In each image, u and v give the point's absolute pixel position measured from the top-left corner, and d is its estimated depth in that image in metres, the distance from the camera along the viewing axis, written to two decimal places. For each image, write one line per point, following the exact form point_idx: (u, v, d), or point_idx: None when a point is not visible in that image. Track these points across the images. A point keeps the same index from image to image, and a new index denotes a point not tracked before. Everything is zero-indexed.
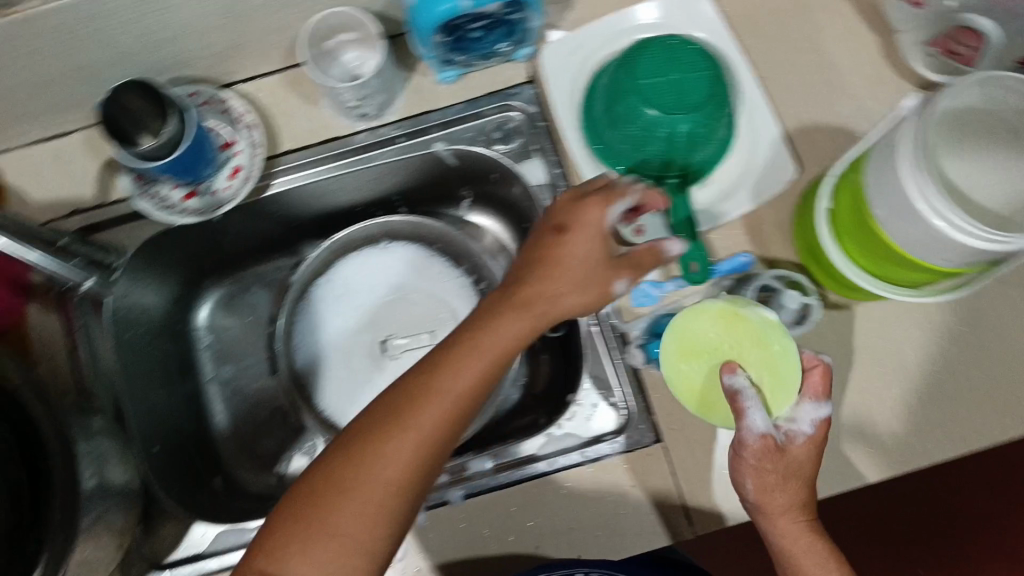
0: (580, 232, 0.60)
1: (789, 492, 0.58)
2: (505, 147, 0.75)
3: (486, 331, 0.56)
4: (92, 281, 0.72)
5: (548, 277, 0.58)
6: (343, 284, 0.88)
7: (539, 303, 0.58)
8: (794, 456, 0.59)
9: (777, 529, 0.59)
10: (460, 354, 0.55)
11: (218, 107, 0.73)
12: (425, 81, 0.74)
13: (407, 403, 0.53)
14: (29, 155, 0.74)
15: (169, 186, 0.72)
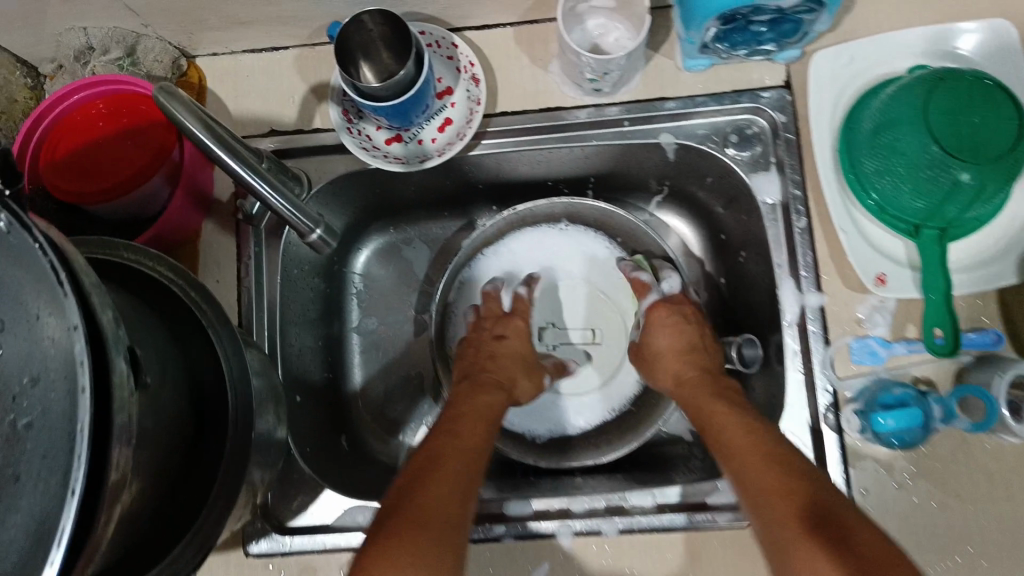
0: (516, 334, 0.73)
1: (720, 403, 0.60)
2: (740, 154, 0.67)
3: (473, 400, 0.64)
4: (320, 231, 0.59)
5: (498, 361, 0.70)
6: (508, 254, 0.81)
7: (497, 377, 0.68)
8: (671, 333, 0.69)
9: (725, 443, 0.56)
10: (462, 421, 0.61)
11: (446, 52, 0.67)
12: (668, 64, 0.67)
13: (455, 439, 0.58)
14: (234, 64, 0.69)
15: (374, 126, 0.67)
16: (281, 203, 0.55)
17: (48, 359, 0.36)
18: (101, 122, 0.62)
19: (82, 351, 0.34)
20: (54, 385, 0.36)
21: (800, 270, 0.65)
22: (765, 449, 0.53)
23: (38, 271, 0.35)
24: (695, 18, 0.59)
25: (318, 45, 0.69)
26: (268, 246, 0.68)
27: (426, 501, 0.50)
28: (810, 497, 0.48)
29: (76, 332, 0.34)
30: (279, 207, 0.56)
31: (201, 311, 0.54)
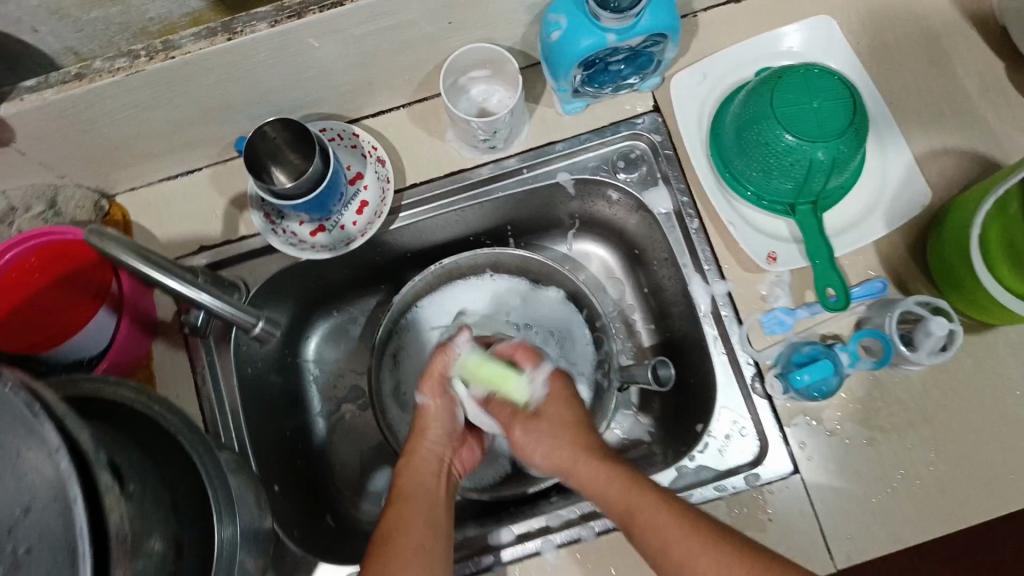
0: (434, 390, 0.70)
1: (635, 487, 0.57)
2: (628, 176, 0.75)
3: (411, 472, 0.66)
4: (262, 324, 0.64)
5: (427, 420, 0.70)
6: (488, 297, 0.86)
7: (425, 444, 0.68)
8: (550, 416, 0.65)
9: (663, 545, 0.53)
10: (421, 493, 0.63)
11: (349, 142, 0.73)
12: (549, 111, 0.74)
13: (426, 509, 0.61)
14: (154, 194, 0.74)
15: (297, 221, 0.72)
16: (232, 310, 0.61)
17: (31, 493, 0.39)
18: (36, 275, 0.65)
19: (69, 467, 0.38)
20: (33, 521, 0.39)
21: (702, 265, 0.73)
22: (724, 547, 0.51)
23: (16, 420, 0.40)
24: (561, 69, 0.67)
25: (229, 160, 0.74)
26: (218, 353, 0.72)
27: (403, 552, 0.56)
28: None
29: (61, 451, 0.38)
30: (220, 308, 0.60)
31: (168, 421, 0.57)
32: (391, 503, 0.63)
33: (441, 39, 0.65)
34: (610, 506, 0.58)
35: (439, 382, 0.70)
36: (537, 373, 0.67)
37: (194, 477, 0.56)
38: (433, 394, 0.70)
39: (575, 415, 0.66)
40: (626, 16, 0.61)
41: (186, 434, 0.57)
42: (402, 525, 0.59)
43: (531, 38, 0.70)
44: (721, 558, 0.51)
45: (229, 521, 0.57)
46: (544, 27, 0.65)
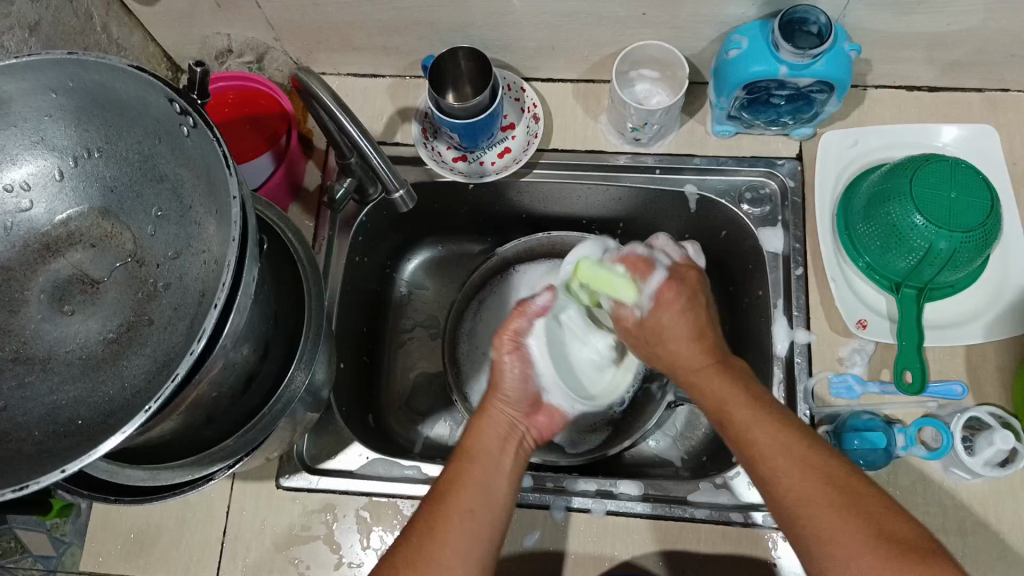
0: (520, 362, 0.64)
1: (726, 382, 0.58)
2: (752, 209, 0.77)
3: (478, 431, 0.61)
4: (401, 192, 0.66)
5: (494, 413, 0.63)
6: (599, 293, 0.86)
7: (499, 419, 0.63)
8: (669, 314, 0.61)
9: (745, 441, 0.54)
10: (486, 454, 0.59)
11: (515, 94, 0.81)
12: (700, 127, 0.79)
13: (487, 484, 0.57)
14: (339, 84, 0.84)
15: (446, 146, 0.80)
16: (382, 165, 0.65)
17: (205, 235, 0.50)
18: (228, 107, 0.76)
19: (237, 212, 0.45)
20: (194, 256, 0.50)
21: (792, 309, 0.74)
22: (800, 451, 0.52)
23: (209, 163, 0.48)
24: (727, 87, 0.71)
25: (409, 77, 0.83)
26: (339, 233, 0.80)
27: (457, 515, 0.54)
28: (879, 513, 0.48)
29: (235, 200, 0.45)
30: (373, 159, 0.64)
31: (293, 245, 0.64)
32: (456, 460, 0.59)
33: (632, 27, 0.72)
34: (705, 398, 0.58)
35: (512, 340, 0.65)
36: (650, 278, 0.62)
37: (296, 300, 0.63)
38: (507, 350, 0.65)
39: (697, 312, 0.61)
40: (804, 54, 0.65)
41: (305, 262, 0.64)
42: (452, 486, 0.56)
43: (709, 56, 0.75)
44: (799, 460, 0.51)
45: (305, 365, 0.62)
46: (725, 44, 0.71)
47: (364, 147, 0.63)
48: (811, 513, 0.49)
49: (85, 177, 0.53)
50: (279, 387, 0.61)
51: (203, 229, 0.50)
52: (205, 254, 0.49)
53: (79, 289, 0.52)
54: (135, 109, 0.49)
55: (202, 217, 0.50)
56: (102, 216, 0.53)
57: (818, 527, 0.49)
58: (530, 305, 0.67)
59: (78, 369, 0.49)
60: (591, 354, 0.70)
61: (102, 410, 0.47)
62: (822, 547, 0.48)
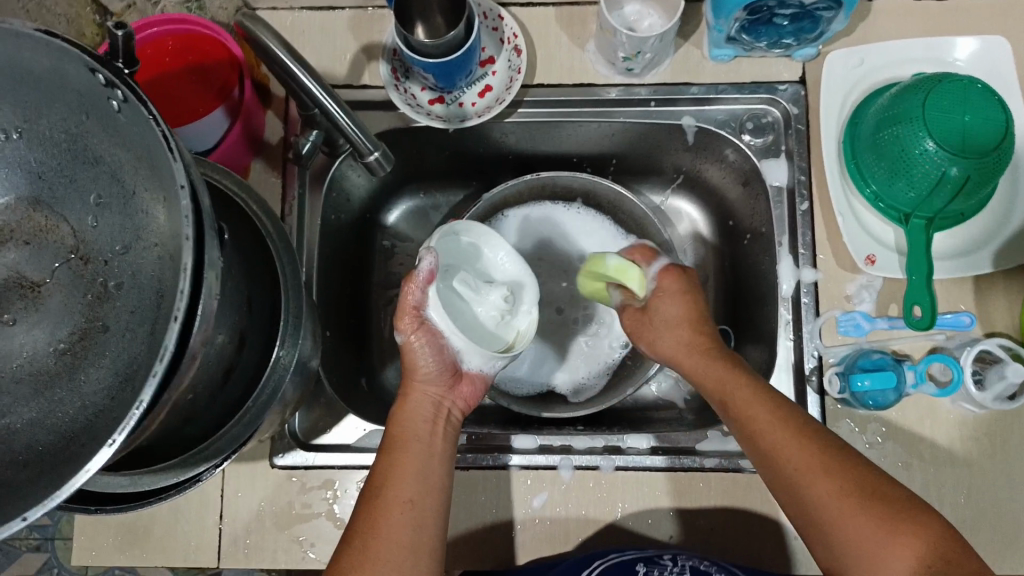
0: (430, 339, 0.59)
1: (724, 365, 0.60)
2: (753, 139, 0.72)
3: (406, 418, 0.58)
4: (379, 155, 0.61)
5: (415, 397, 0.59)
6: (472, 251, 0.67)
7: (420, 400, 0.59)
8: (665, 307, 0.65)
9: (745, 420, 0.56)
10: (417, 441, 0.57)
11: (492, 23, 0.73)
12: (695, 52, 0.72)
13: (421, 471, 0.54)
14: (293, 20, 0.74)
15: (419, 86, 0.73)
16: (354, 131, 0.59)
17: (157, 225, 0.43)
18: (169, 57, 0.67)
19: (189, 207, 0.38)
20: (147, 249, 0.44)
21: (798, 248, 0.68)
22: (793, 423, 0.53)
23: (150, 142, 0.41)
24: (725, 7, 0.64)
25: (371, 7, 0.74)
26: (310, 190, 0.73)
27: (395, 515, 0.51)
28: (872, 478, 0.50)
29: (183, 191, 0.39)
30: (341, 121, 0.58)
31: (260, 222, 0.58)
32: (387, 450, 0.56)
33: None
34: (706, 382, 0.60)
35: (412, 316, 0.59)
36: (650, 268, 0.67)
37: (272, 279, 0.57)
38: (412, 329, 0.59)
39: (696, 299, 0.65)
40: None
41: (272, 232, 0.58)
42: (388, 476, 0.54)
43: None
44: (795, 436, 0.53)
45: (290, 340, 0.58)
46: None
47: (329, 106, 0.57)
48: (813, 485, 0.50)
49: (4, 163, 0.45)
50: (267, 369, 0.56)
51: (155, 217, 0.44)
52: (160, 248, 0.43)
53: (17, 295, 0.46)
54: (52, 81, 0.42)
55: (149, 204, 0.44)
56: (33, 207, 0.46)
57: (828, 505, 0.49)
58: (420, 275, 0.58)
59: (29, 389, 0.44)
60: (494, 309, 0.64)
61: (61, 434, 0.42)
62: (834, 521, 0.49)
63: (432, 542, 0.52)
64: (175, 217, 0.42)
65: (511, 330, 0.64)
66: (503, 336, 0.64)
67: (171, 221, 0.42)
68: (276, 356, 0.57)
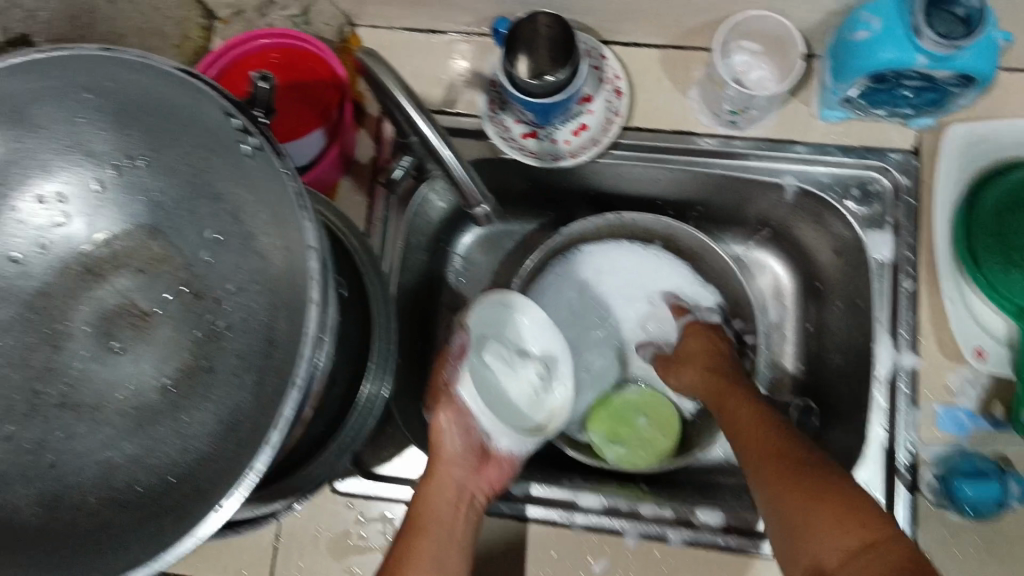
0: (456, 419, 0.65)
1: (750, 407, 0.66)
2: (858, 207, 0.69)
3: (429, 497, 0.63)
4: (486, 209, 0.60)
5: (437, 477, 0.64)
6: (508, 319, 0.66)
7: (443, 477, 0.64)
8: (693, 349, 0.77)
9: (764, 457, 0.60)
10: (436, 522, 0.62)
11: (594, 62, 0.71)
12: (804, 110, 0.70)
13: (437, 556, 0.60)
14: (391, 39, 0.73)
15: (513, 118, 0.71)
16: (466, 179, 0.58)
17: (274, 271, 0.43)
18: (271, 70, 0.67)
19: (315, 268, 0.38)
20: (258, 292, 0.44)
21: (899, 328, 0.66)
22: (802, 467, 0.57)
23: (279, 192, 0.40)
24: (850, 73, 0.62)
25: (473, 34, 0.72)
26: (395, 213, 0.72)
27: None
28: (866, 515, 0.53)
29: (311, 252, 0.38)
30: (452, 168, 0.57)
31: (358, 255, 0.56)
32: (409, 527, 0.62)
33: None
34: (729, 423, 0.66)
35: (444, 395, 0.65)
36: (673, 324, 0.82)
37: (361, 315, 0.56)
38: (442, 409, 0.65)
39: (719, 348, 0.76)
40: (948, 44, 0.56)
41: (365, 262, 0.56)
42: (408, 557, 0.59)
43: (825, 29, 0.65)
44: (798, 477, 0.56)
45: (376, 378, 0.56)
46: (850, 23, 0.61)
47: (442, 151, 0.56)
48: (814, 524, 0.53)
49: (126, 188, 0.46)
50: (355, 400, 0.55)
51: (269, 263, 0.43)
52: (273, 294, 0.43)
53: (128, 321, 0.47)
54: (186, 119, 0.42)
55: (267, 247, 0.43)
56: (151, 236, 0.47)
57: (823, 544, 0.52)
58: (451, 352, 0.65)
59: (132, 423, 0.45)
60: (527, 385, 0.64)
61: (161, 475, 0.42)
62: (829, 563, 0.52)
63: None
64: (295, 268, 0.41)
65: (544, 408, 0.65)
66: (534, 414, 0.65)
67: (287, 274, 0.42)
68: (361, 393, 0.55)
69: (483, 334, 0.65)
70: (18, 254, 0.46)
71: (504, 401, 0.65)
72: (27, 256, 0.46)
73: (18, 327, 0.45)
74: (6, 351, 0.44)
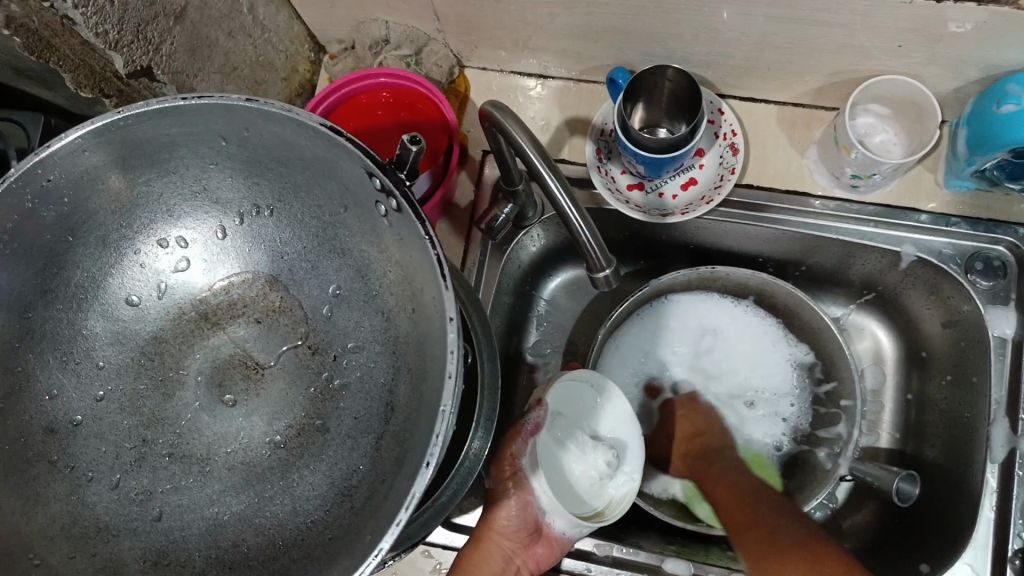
0: (519, 494, 0.62)
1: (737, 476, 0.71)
2: (982, 281, 0.65)
3: (473, 565, 0.61)
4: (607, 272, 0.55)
5: (485, 544, 0.62)
6: (593, 401, 0.63)
7: (490, 547, 0.62)
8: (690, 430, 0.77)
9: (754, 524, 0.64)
10: None
11: (709, 116, 0.69)
12: (927, 176, 0.67)
13: None
14: (502, 83, 0.73)
15: (620, 169, 0.70)
16: (590, 241, 0.53)
17: (398, 332, 0.42)
18: (382, 110, 0.67)
19: (455, 340, 0.36)
20: (379, 354, 0.43)
21: (1018, 410, 0.62)
22: (772, 503, 0.67)
23: (417, 254, 0.39)
24: (989, 146, 0.59)
25: (586, 82, 0.71)
26: (491, 259, 0.70)
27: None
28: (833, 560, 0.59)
29: (452, 323, 0.37)
30: (573, 224, 0.53)
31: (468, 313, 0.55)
32: None
33: (876, 58, 0.59)
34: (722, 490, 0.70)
35: (511, 465, 0.63)
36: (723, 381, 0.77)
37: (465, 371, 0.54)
38: (508, 479, 0.63)
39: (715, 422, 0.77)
40: None
41: (472, 314, 0.55)
42: None
43: (958, 96, 0.62)
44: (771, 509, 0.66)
45: (480, 437, 0.54)
46: (994, 95, 0.58)
47: (564, 207, 0.52)
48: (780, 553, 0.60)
49: (251, 237, 0.45)
50: (459, 456, 0.53)
51: (394, 324, 0.42)
52: (397, 356, 0.42)
53: (241, 375, 0.45)
54: (321, 172, 0.41)
55: (393, 307, 0.42)
56: (269, 285, 0.46)
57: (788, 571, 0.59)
58: (525, 425, 0.62)
59: (239, 480, 0.43)
60: (592, 470, 0.59)
61: (269, 536, 0.41)
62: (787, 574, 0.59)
63: None
64: (424, 333, 0.40)
65: (603, 496, 0.59)
66: (593, 501, 0.60)
67: (414, 338, 0.41)
68: (463, 450, 0.53)
69: (561, 410, 0.62)
70: (136, 298, 0.45)
71: (566, 481, 0.60)
72: (145, 300, 0.45)
73: (130, 374, 0.44)
74: (116, 398, 0.43)
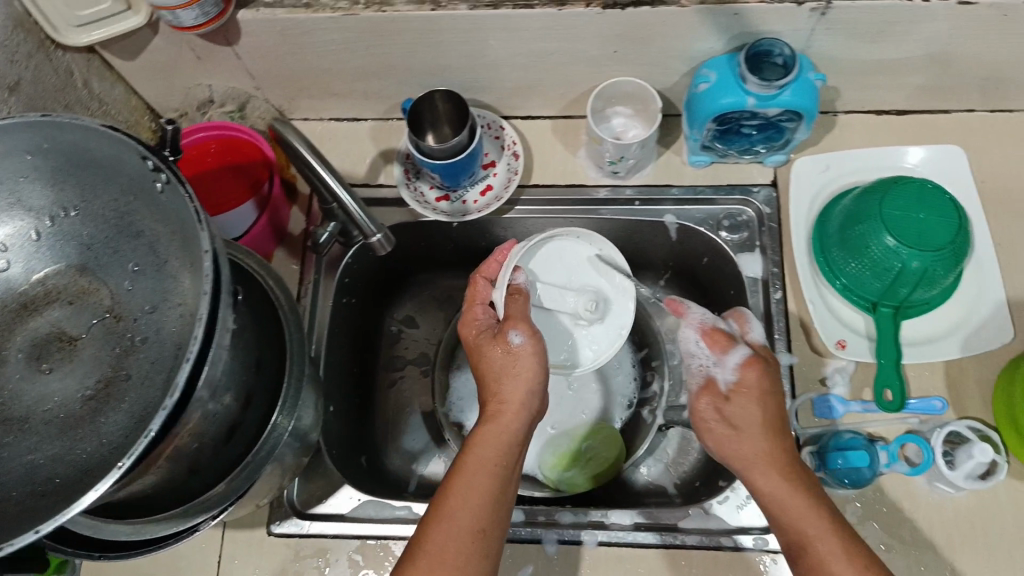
0: (531, 343, 0.64)
1: (774, 475, 0.60)
2: (730, 235, 0.78)
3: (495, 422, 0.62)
4: (381, 236, 0.67)
5: (504, 399, 0.64)
6: (575, 259, 0.75)
7: (512, 400, 0.64)
8: (738, 405, 0.65)
9: (806, 552, 0.56)
10: (495, 445, 0.61)
11: (494, 133, 0.82)
12: (676, 158, 0.81)
13: (490, 469, 0.59)
14: (323, 129, 0.85)
15: (428, 185, 0.81)
16: (365, 219, 0.66)
17: (183, 286, 0.50)
18: (211, 157, 0.78)
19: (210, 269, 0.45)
20: (172, 308, 0.51)
21: (774, 333, 0.74)
22: (824, 521, 0.57)
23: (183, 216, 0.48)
24: (699, 120, 0.73)
25: (391, 119, 0.84)
26: (325, 275, 0.80)
27: (461, 512, 0.56)
28: None
29: (208, 254, 0.46)
30: (353, 208, 0.65)
31: (277, 297, 0.64)
32: (469, 450, 0.61)
33: (605, 64, 0.74)
34: (761, 495, 0.61)
35: (522, 325, 0.65)
36: (725, 357, 0.67)
37: (278, 346, 0.63)
38: (525, 332, 0.65)
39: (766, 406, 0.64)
40: (768, 86, 0.66)
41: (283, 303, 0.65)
42: (462, 476, 0.58)
43: (680, 88, 0.77)
44: (819, 523, 0.57)
45: (287, 410, 0.62)
46: (695, 79, 0.72)
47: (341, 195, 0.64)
48: None
49: (61, 236, 0.54)
50: (266, 430, 0.61)
51: (178, 279, 0.51)
52: (183, 305, 0.50)
53: (56, 347, 0.54)
54: (107, 167, 0.51)
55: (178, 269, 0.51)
56: (79, 273, 0.55)
57: None
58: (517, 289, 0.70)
59: (54, 430, 0.50)
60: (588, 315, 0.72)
61: (77, 469, 0.48)
62: None
63: (488, 551, 0.55)
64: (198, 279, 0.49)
65: (607, 338, 0.72)
66: (598, 345, 0.73)
67: (191, 285, 0.50)
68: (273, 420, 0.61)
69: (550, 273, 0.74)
70: None
71: (572, 333, 0.73)
72: None
73: None
74: None
